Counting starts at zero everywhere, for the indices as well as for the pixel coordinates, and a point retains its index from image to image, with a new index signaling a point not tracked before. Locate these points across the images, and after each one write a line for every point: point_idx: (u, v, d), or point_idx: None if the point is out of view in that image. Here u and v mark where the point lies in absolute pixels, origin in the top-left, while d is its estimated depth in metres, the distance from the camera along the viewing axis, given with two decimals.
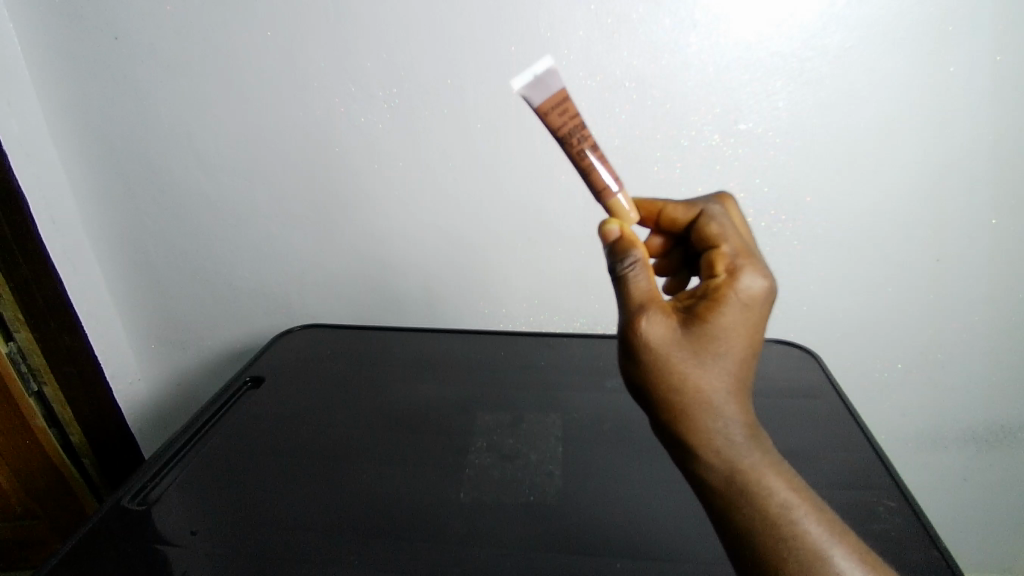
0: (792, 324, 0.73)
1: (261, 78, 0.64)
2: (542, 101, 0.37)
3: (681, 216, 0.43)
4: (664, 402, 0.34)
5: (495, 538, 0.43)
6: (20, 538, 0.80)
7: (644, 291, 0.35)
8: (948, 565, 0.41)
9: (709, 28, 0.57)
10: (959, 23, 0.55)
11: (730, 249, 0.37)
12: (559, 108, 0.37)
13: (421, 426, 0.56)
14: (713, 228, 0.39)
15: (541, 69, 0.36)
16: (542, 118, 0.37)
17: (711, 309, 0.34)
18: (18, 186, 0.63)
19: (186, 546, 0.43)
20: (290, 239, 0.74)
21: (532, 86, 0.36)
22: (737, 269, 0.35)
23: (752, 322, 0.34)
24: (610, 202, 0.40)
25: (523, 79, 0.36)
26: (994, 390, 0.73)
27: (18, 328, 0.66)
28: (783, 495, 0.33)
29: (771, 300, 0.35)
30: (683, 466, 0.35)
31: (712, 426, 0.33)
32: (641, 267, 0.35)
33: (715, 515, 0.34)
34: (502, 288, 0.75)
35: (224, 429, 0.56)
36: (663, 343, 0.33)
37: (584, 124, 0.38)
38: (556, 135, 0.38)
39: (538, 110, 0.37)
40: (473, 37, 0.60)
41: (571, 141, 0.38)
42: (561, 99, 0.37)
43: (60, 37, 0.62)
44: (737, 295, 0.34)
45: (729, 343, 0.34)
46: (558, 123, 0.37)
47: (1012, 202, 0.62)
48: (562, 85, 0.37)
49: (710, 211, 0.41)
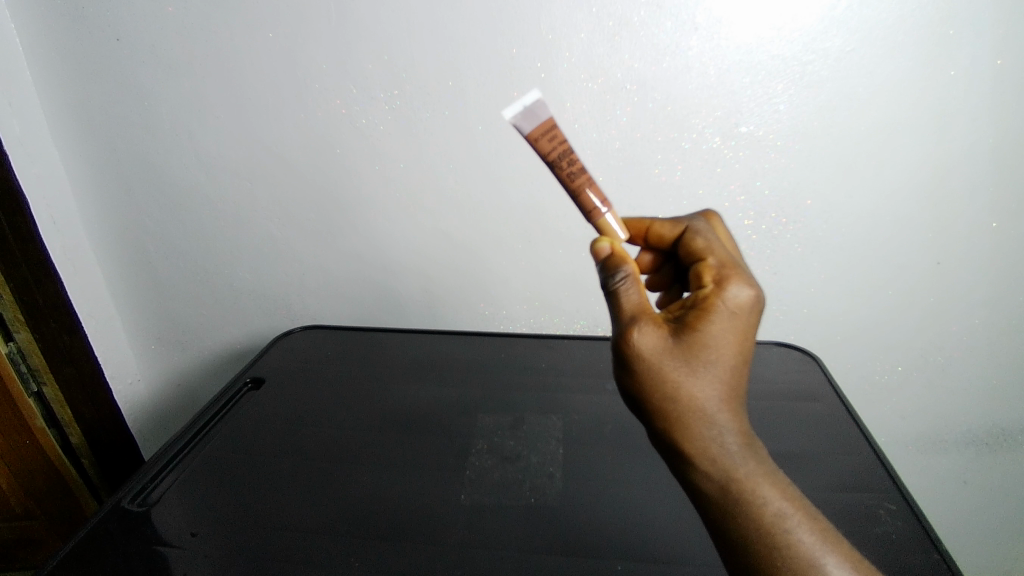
0: (791, 327, 0.73)
1: (263, 79, 0.64)
2: (531, 129, 0.38)
3: (668, 233, 0.43)
4: (659, 411, 0.34)
5: (496, 541, 0.43)
6: (18, 539, 0.79)
7: (635, 304, 0.35)
8: (949, 568, 0.41)
9: (711, 31, 0.57)
10: (959, 27, 0.55)
11: (716, 261, 0.37)
12: (548, 135, 0.39)
13: (419, 428, 0.56)
14: (699, 242, 0.40)
15: (529, 100, 0.38)
16: (532, 145, 0.39)
17: (700, 319, 0.34)
18: (18, 185, 0.63)
19: (186, 547, 0.43)
20: (291, 240, 0.74)
21: (522, 115, 0.38)
22: (724, 279, 0.36)
23: (741, 331, 0.34)
24: (598, 220, 0.41)
25: (514, 109, 0.38)
26: (995, 393, 0.73)
27: (18, 329, 0.66)
28: (777, 505, 0.33)
29: (759, 308, 0.35)
30: (681, 475, 0.35)
31: (707, 434, 0.33)
32: (632, 282, 0.36)
33: (713, 524, 0.34)
34: (502, 290, 0.75)
35: (224, 430, 0.56)
36: (654, 352, 0.34)
37: (572, 149, 0.39)
38: (546, 160, 0.40)
39: (528, 137, 0.39)
40: (474, 39, 0.60)
41: (560, 166, 0.39)
42: (550, 127, 0.39)
43: (62, 38, 0.62)
44: (725, 304, 0.35)
45: (721, 351, 0.34)
46: (547, 148, 0.39)
47: (1012, 205, 0.62)
48: (550, 115, 0.39)
49: (695, 227, 0.42)
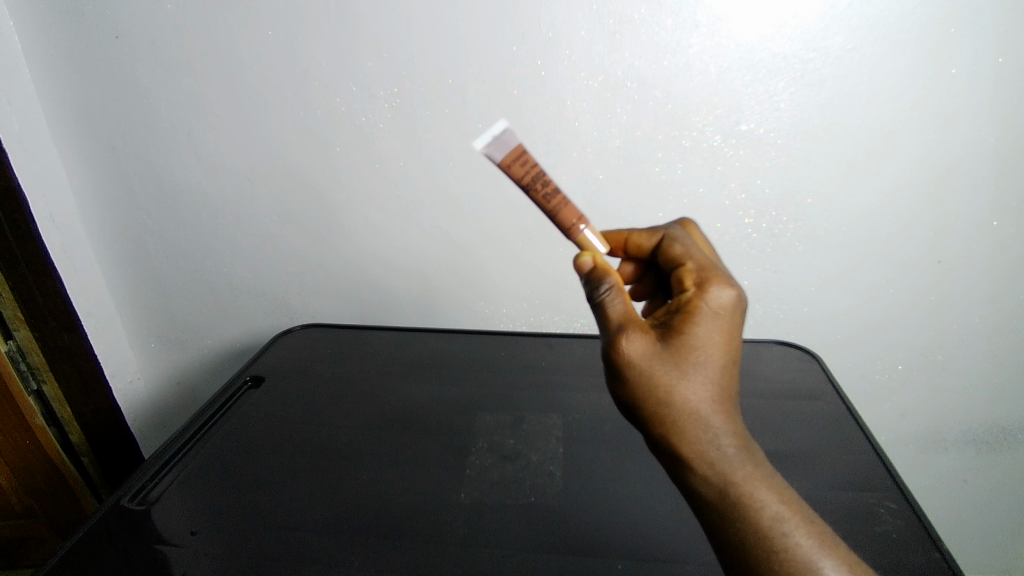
0: (792, 325, 0.73)
1: (262, 77, 0.64)
2: (502, 156, 0.39)
3: (646, 242, 0.44)
4: (653, 417, 0.34)
5: (497, 541, 0.43)
6: (20, 537, 0.79)
7: (621, 312, 0.36)
8: (949, 566, 0.41)
9: (712, 28, 0.57)
10: (961, 25, 0.54)
11: (695, 265, 0.38)
12: (519, 160, 0.39)
13: (417, 426, 0.56)
14: (677, 248, 0.40)
15: (498, 129, 0.39)
16: (505, 171, 0.40)
17: (685, 321, 0.35)
18: (18, 184, 0.63)
19: (186, 546, 0.43)
20: (291, 239, 0.73)
21: (492, 144, 0.39)
22: (704, 282, 0.36)
23: (727, 330, 0.35)
24: (578, 237, 0.41)
25: (484, 138, 0.39)
26: (996, 391, 0.73)
27: (18, 326, 0.65)
28: (775, 508, 0.33)
29: (742, 308, 0.36)
30: (680, 481, 0.35)
31: (702, 438, 0.33)
32: (617, 293, 0.37)
33: (713, 530, 0.34)
34: (502, 288, 0.75)
35: (223, 429, 0.56)
36: (643, 358, 0.34)
37: (544, 171, 0.40)
38: (521, 184, 0.40)
39: (500, 165, 0.40)
40: (474, 36, 0.60)
41: (534, 189, 0.40)
42: (520, 153, 0.39)
43: (61, 36, 0.62)
44: (707, 306, 0.35)
45: (709, 352, 0.34)
46: (520, 173, 0.39)
47: (1013, 204, 0.62)
48: (519, 141, 0.40)
49: (672, 234, 0.42)
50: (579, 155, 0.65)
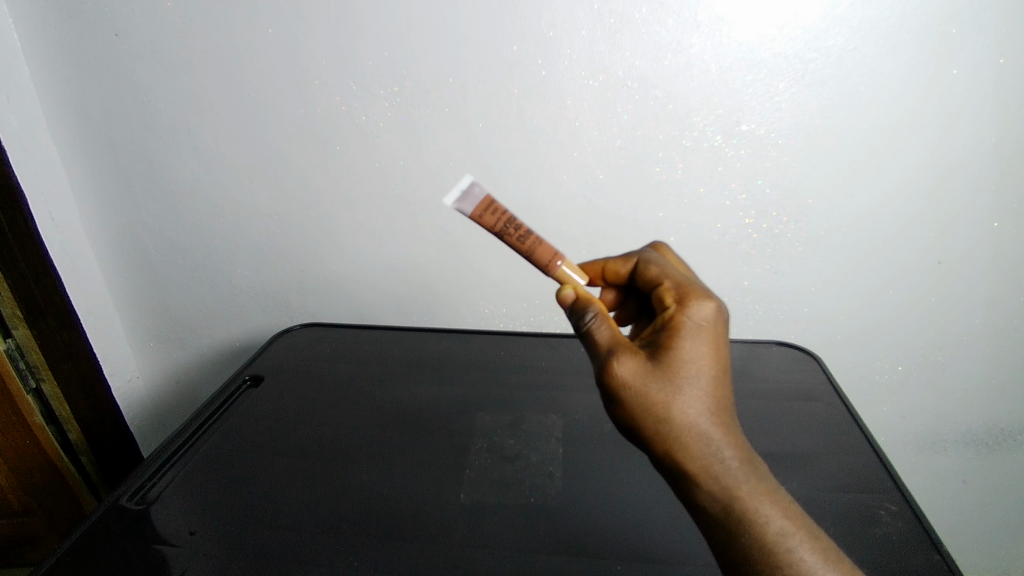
0: (792, 326, 0.73)
1: (261, 75, 0.63)
2: (472, 208, 0.41)
3: (623, 269, 0.44)
4: (654, 436, 0.34)
5: (497, 542, 0.43)
6: (18, 535, 0.79)
7: (608, 337, 0.36)
8: (949, 568, 0.41)
9: (713, 28, 0.57)
10: (963, 26, 0.54)
11: (673, 282, 0.38)
12: (489, 210, 0.41)
13: (412, 426, 0.56)
14: (653, 269, 0.41)
15: (464, 184, 0.41)
16: (477, 222, 0.41)
17: (671, 338, 0.35)
18: (18, 183, 0.62)
19: (185, 546, 0.43)
20: (290, 237, 0.73)
21: (461, 198, 0.41)
22: (684, 297, 0.36)
23: (714, 342, 0.35)
24: (556, 272, 0.42)
25: (452, 194, 0.41)
26: (995, 392, 0.73)
27: (17, 325, 0.64)
28: (778, 522, 0.33)
29: (726, 318, 0.36)
30: (685, 498, 0.35)
31: (704, 454, 0.33)
32: (602, 319, 0.37)
33: (721, 546, 0.34)
34: (502, 288, 0.75)
35: (220, 430, 0.55)
36: (636, 378, 0.34)
37: (515, 217, 0.41)
38: (494, 232, 0.42)
39: (471, 217, 0.41)
40: (475, 36, 0.59)
41: (507, 234, 0.41)
42: (489, 202, 0.41)
43: (60, 34, 0.62)
44: (691, 320, 0.35)
45: (699, 365, 0.34)
46: (491, 221, 0.41)
47: (1013, 206, 0.62)
48: (487, 192, 0.41)
49: (646, 256, 0.43)
50: (579, 155, 0.65)
